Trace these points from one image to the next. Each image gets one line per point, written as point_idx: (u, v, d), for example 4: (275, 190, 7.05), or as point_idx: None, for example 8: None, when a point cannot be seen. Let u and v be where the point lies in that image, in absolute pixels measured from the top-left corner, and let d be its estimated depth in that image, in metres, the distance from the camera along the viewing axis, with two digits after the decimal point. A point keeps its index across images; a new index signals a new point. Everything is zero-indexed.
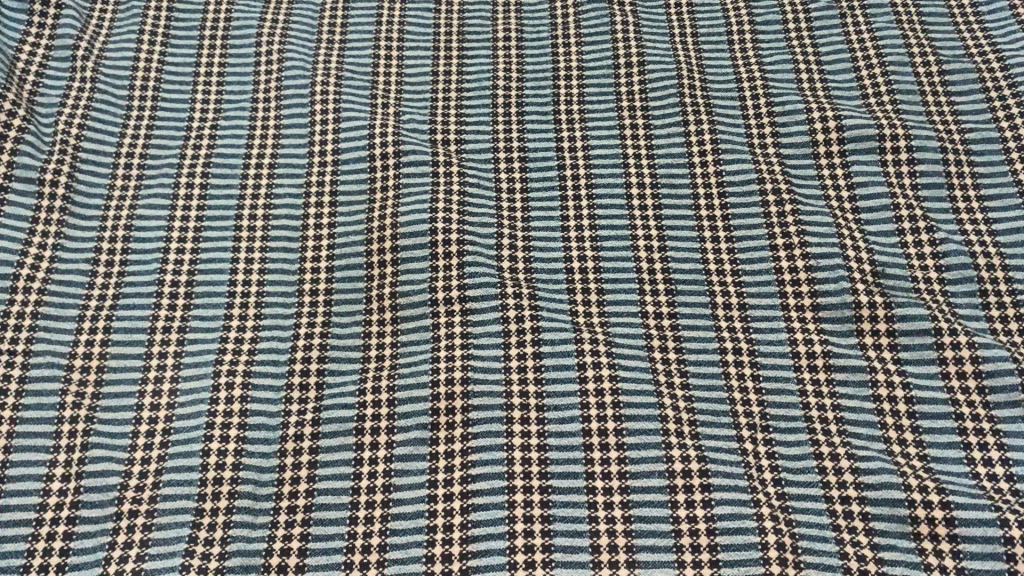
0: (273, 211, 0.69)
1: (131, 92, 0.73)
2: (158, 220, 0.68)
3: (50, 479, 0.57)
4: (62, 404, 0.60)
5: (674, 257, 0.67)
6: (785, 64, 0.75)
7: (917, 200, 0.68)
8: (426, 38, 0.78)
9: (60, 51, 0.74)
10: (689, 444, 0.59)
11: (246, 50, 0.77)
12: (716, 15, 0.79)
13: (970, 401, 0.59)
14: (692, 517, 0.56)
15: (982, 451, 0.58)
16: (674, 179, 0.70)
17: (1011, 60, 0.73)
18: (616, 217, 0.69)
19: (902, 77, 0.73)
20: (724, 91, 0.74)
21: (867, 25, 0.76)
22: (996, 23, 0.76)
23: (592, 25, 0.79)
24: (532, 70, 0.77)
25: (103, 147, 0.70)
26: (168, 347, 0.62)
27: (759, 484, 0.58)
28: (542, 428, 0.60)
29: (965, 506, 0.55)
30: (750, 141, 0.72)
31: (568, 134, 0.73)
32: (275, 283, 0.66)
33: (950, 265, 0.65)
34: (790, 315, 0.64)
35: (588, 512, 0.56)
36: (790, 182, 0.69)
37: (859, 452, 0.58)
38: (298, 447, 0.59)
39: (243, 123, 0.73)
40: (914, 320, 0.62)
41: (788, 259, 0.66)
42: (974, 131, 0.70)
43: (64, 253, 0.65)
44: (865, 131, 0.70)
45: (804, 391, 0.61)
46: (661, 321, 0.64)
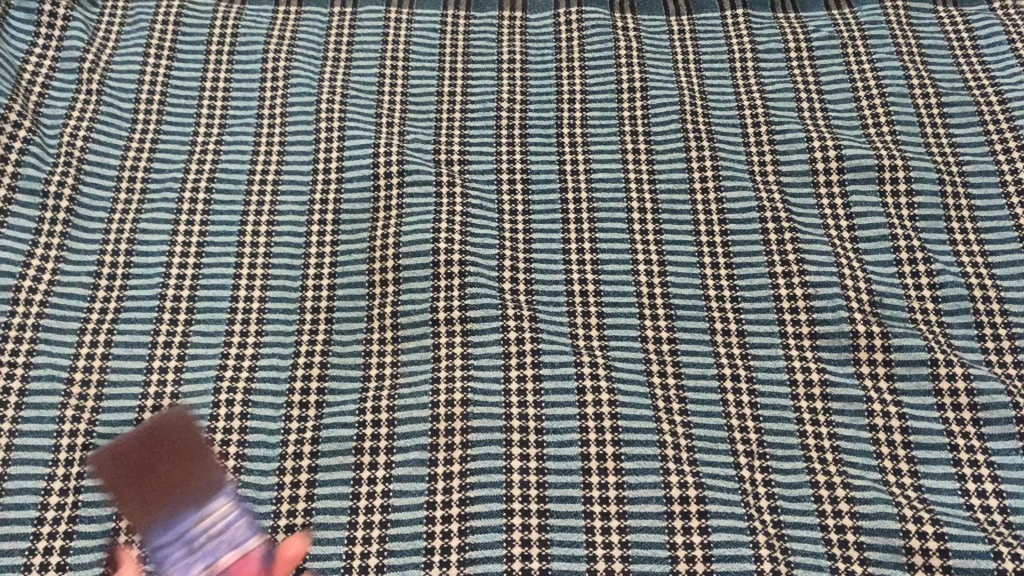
0: (276, 228, 0.69)
1: (137, 105, 0.74)
2: (161, 235, 0.68)
3: (48, 493, 0.57)
4: (62, 417, 0.60)
5: (673, 281, 0.68)
6: (787, 92, 0.76)
7: (915, 230, 0.68)
8: (431, 58, 0.79)
9: (66, 63, 0.74)
10: (687, 470, 0.59)
11: (252, 66, 0.77)
12: (718, 42, 0.80)
13: (965, 432, 0.60)
14: (689, 543, 0.56)
15: (976, 482, 0.58)
16: (675, 205, 0.71)
17: (1009, 94, 0.74)
18: (617, 240, 0.69)
19: (902, 109, 0.74)
20: (726, 119, 0.75)
21: (867, 57, 0.77)
22: (995, 56, 0.77)
23: (596, 49, 0.79)
24: (536, 93, 0.77)
25: (108, 160, 0.71)
26: (169, 363, 0.62)
27: (756, 511, 0.58)
28: (541, 450, 0.60)
29: (960, 538, 0.56)
30: (750, 168, 0.72)
31: (571, 157, 0.74)
32: (277, 300, 0.66)
33: (947, 297, 0.66)
34: (789, 343, 0.64)
35: (586, 537, 0.57)
36: (790, 211, 0.70)
37: (855, 481, 0.59)
38: (298, 465, 0.59)
39: (248, 139, 0.73)
40: (911, 350, 0.63)
41: (787, 287, 0.66)
42: (971, 164, 0.71)
43: (66, 266, 0.66)
44: (865, 162, 0.71)
45: (800, 420, 0.61)
46: (660, 346, 0.65)
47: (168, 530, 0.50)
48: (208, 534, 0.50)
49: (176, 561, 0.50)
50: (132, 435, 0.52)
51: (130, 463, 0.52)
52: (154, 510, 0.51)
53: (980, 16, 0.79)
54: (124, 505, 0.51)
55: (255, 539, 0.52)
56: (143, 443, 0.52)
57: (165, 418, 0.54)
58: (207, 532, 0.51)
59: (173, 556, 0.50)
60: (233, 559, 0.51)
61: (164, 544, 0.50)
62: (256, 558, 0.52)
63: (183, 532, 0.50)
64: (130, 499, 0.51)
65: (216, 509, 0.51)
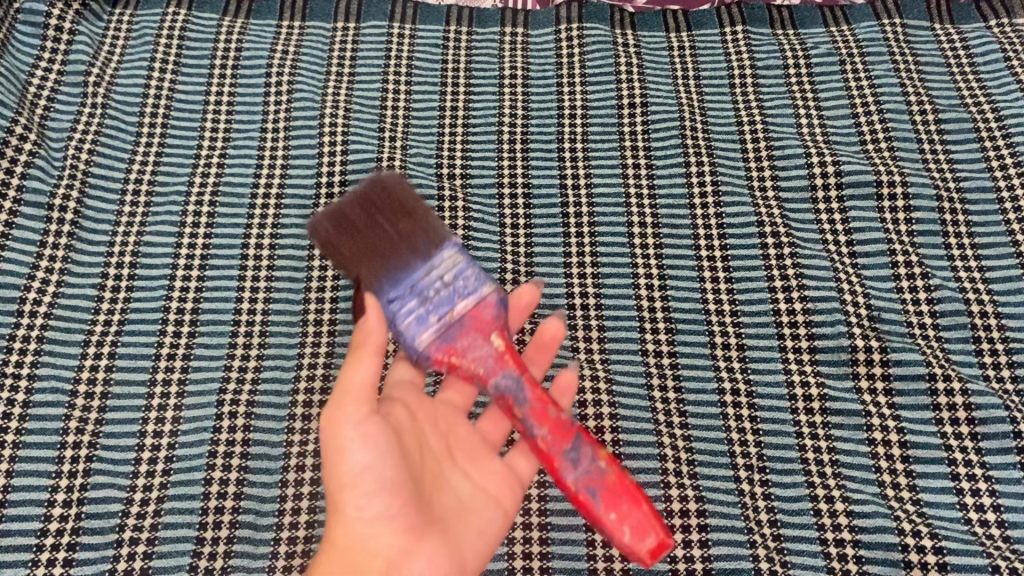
0: (279, 241, 0.70)
1: (142, 119, 0.74)
2: (165, 248, 0.68)
3: (51, 505, 0.57)
4: (65, 428, 0.60)
5: (674, 295, 0.68)
6: (786, 109, 0.77)
7: (913, 246, 0.69)
8: (434, 73, 0.79)
9: (72, 77, 0.75)
10: (687, 483, 0.60)
11: (256, 80, 0.78)
12: (718, 59, 0.80)
13: (964, 447, 0.61)
14: (690, 556, 0.57)
15: (974, 496, 0.59)
16: (675, 219, 0.72)
17: (1006, 112, 0.75)
18: (618, 255, 0.70)
19: (900, 125, 0.75)
20: (725, 134, 0.76)
21: (866, 74, 0.78)
22: (992, 74, 0.77)
23: (598, 65, 0.80)
24: (537, 109, 0.78)
25: (112, 173, 0.71)
26: (172, 375, 0.63)
27: (756, 524, 0.58)
28: (542, 465, 0.61)
29: (957, 552, 0.57)
30: (749, 184, 0.73)
31: (572, 172, 0.74)
32: (280, 312, 0.66)
33: (944, 311, 0.66)
34: (788, 357, 0.65)
35: (587, 550, 0.58)
36: (789, 226, 0.71)
37: (854, 495, 0.59)
38: (301, 478, 0.60)
39: (252, 153, 0.74)
40: (910, 365, 0.63)
41: (786, 301, 0.67)
42: (969, 180, 0.72)
43: (70, 278, 0.66)
44: (863, 178, 0.72)
45: (800, 433, 0.62)
46: (661, 359, 0.65)
47: (401, 283, 0.52)
48: (443, 284, 0.52)
49: (412, 312, 0.52)
50: (349, 197, 0.53)
51: (353, 226, 0.53)
52: (380, 262, 0.53)
53: (976, 34, 0.80)
54: (348, 263, 0.53)
55: (487, 287, 0.53)
56: (361, 203, 0.53)
57: (377, 180, 0.54)
58: (440, 280, 0.53)
59: (409, 307, 0.52)
60: (466, 308, 0.53)
61: (400, 295, 0.52)
62: (490, 306, 0.53)
63: (416, 283, 0.52)
64: (351, 260, 0.53)
65: (444, 258, 0.53)
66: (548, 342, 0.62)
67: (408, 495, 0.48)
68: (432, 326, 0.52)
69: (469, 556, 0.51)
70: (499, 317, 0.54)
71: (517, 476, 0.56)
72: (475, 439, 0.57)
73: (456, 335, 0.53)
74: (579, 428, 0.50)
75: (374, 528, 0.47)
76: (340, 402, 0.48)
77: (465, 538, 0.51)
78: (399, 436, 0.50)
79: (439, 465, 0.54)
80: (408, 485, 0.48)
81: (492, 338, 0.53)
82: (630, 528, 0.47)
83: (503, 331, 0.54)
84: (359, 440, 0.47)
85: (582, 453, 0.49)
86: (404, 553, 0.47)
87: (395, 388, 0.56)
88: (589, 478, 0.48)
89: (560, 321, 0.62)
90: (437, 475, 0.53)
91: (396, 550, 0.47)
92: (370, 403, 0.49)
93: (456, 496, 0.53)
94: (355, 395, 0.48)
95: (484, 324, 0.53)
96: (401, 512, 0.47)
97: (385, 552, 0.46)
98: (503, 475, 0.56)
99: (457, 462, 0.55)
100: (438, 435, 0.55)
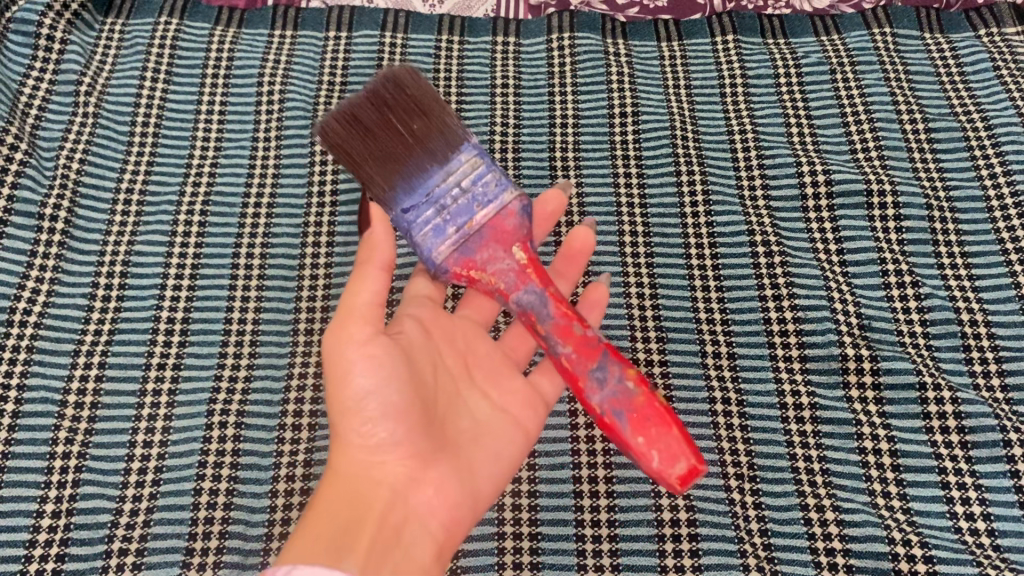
0: (270, 250, 0.70)
1: (133, 128, 0.74)
2: (156, 257, 0.68)
3: (40, 516, 0.57)
4: (55, 439, 0.60)
5: (665, 304, 0.68)
6: (776, 118, 0.77)
7: (903, 255, 0.69)
8: (425, 82, 0.79)
9: (63, 86, 0.75)
10: (678, 493, 0.60)
11: (247, 90, 0.78)
12: (709, 68, 0.81)
13: (954, 455, 0.61)
14: (680, 566, 0.57)
15: (964, 505, 0.59)
16: (666, 228, 0.72)
17: (995, 121, 0.75)
18: (609, 264, 0.70)
19: (890, 134, 0.75)
20: (716, 143, 0.76)
21: (856, 83, 0.78)
22: (981, 83, 0.78)
23: (589, 74, 0.80)
24: (529, 118, 0.78)
25: (103, 183, 0.71)
26: (162, 384, 0.63)
27: (746, 534, 0.58)
28: (533, 473, 0.61)
29: (947, 561, 0.57)
30: (740, 193, 0.73)
31: (563, 181, 0.74)
32: (271, 322, 0.66)
33: (935, 320, 0.66)
34: (779, 366, 0.65)
35: (577, 560, 0.57)
36: (780, 235, 0.71)
37: (845, 504, 0.59)
38: (291, 488, 0.60)
39: (243, 162, 0.74)
40: (900, 374, 0.63)
41: (776, 310, 0.67)
42: (958, 189, 0.72)
43: (61, 288, 0.66)
44: (854, 187, 0.72)
45: (790, 442, 0.62)
46: (652, 368, 0.65)
47: (416, 191, 0.54)
48: (461, 191, 0.53)
49: (429, 222, 0.53)
50: (361, 96, 0.55)
51: (366, 127, 0.54)
52: (396, 169, 0.54)
53: (966, 43, 0.80)
54: (361, 166, 0.54)
55: (507, 195, 0.54)
56: (374, 102, 0.55)
57: (391, 77, 0.55)
58: (456, 187, 0.54)
59: (425, 217, 0.53)
60: (487, 217, 0.53)
61: (416, 204, 0.54)
62: (511, 214, 0.54)
63: (433, 191, 0.54)
64: (363, 164, 0.54)
65: (460, 164, 0.54)
66: (578, 251, 0.65)
67: (413, 419, 0.51)
68: (451, 237, 0.53)
69: (479, 477, 0.54)
70: (522, 226, 0.54)
71: (539, 395, 0.59)
72: (497, 356, 0.60)
73: (476, 248, 0.53)
74: (605, 345, 0.51)
75: (377, 451, 0.51)
76: (344, 325, 0.51)
77: (476, 460, 0.55)
78: (407, 356, 0.54)
79: (453, 384, 0.57)
80: (413, 408, 0.51)
81: (515, 250, 0.53)
82: (658, 453, 0.48)
83: (526, 241, 0.54)
84: (365, 363, 0.51)
85: (609, 372, 0.50)
86: (406, 476, 0.51)
87: (417, 302, 0.59)
88: (615, 400, 0.49)
89: (590, 231, 0.65)
90: (450, 398, 0.56)
91: (398, 474, 0.51)
92: (376, 323, 0.52)
93: (470, 416, 0.56)
94: (359, 317, 0.51)
95: (506, 237, 0.53)
96: (405, 435, 0.51)
97: (387, 475, 0.50)
98: (523, 394, 0.59)
99: (475, 379, 0.58)
100: (456, 353, 0.58)
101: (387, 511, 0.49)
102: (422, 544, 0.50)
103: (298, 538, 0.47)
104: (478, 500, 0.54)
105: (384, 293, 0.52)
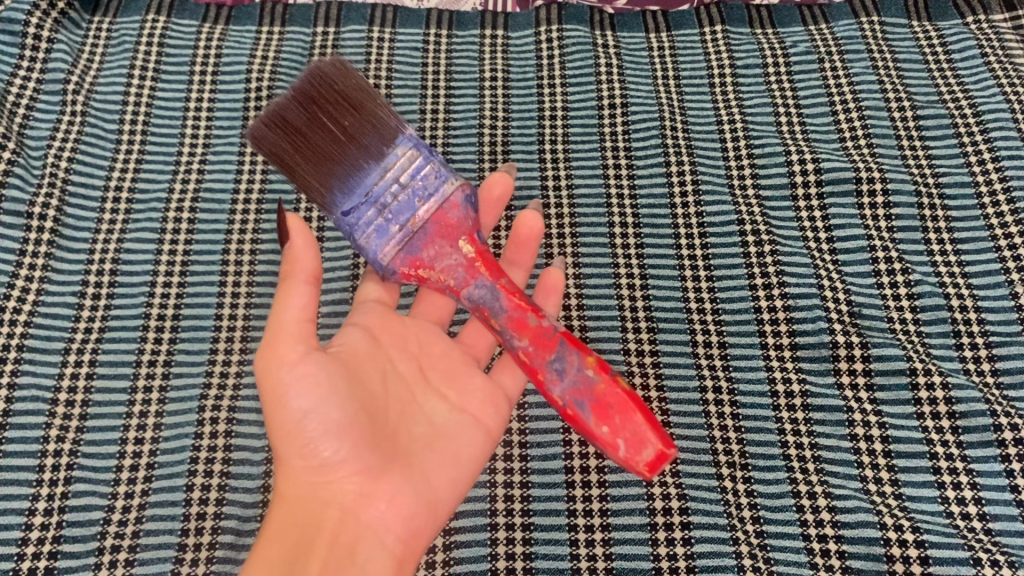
0: (260, 246, 0.70)
1: (121, 126, 0.74)
2: (145, 254, 0.68)
3: (32, 514, 0.57)
4: (46, 436, 0.60)
5: (655, 295, 0.68)
6: (765, 107, 0.77)
7: (893, 241, 0.69)
8: (414, 76, 0.79)
9: (51, 85, 0.75)
10: (670, 482, 0.60)
11: (236, 86, 0.78)
12: (698, 58, 0.81)
13: (945, 440, 0.61)
14: (672, 554, 0.57)
15: (955, 490, 0.59)
16: (656, 219, 0.72)
17: (983, 108, 0.75)
18: (600, 255, 0.70)
19: (878, 122, 0.75)
20: (705, 134, 0.76)
21: (844, 72, 0.78)
22: (969, 70, 0.78)
23: (577, 67, 0.80)
24: (518, 111, 0.78)
25: (92, 180, 0.71)
26: (153, 381, 0.63)
27: (739, 521, 0.59)
28: (525, 464, 0.61)
29: (939, 545, 0.57)
30: (730, 183, 0.73)
31: (553, 173, 0.74)
32: (261, 318, 0.67)
33: (924, 306, 0.66)
34: (769, 354, 0.65)
35: (570, 550, 0.57)
36: (770, 224, 0.71)
37: (836, 490, 0.59)
38: None
39: (232, 158, 0.74)
40: (891, 360, 0.63)
41: (767, 298, 0.67)
42: (947, 176, 0.72)
43: (51, 286, 0.66)
44: (843, 175, 0.72)
45: (782, 429, 0.62)
46: (642, 358, 0.65)
47: (354, 191, 0.54)
48: (400, 187, 0.53)
49: (371, 222, 0.53)
50: (287, 95, 0.54)
51: (296, 128, 0.54)
52: (330, 172, 0.54)
53: (953, 30, 0.80)
54: (296, 168, 0.54)
55: (448, 186, 0.54)
56: (300, 102, 0.54)
57: (316, 73, 0.54)
58: (394, 183, 0.53)
59: (367, 218, 0.53)
60: (429, 212, 0.53)
61: (356, 205, 0.54)
62: (454, 206, 0.54)
63: (372, 190, 0.53)
64: (297, 166, 0.54)
65: (395, 159, 0.54)
66: (527, 237, 0.65)
67: (356, 435, 0.52)
68: (395, 237, 0.53)
69: (436, 484, 0.54)
70: (466, 218, 0.54)
71: (499, 392, 0.59)
72: (452, 356, 0.60)
73: (422, 246, 0.54)
74: (561, 334, 0.51)
75: (324, 470, 0.51)
76: (276, 345, 0.52)
77: (431, 467, 0.54)
78: (347, 370, 0.54)
79: (406, 390, 0.57)
80: (355, 424, 0.52)
81: (462, 245, 0.54)
82: (624, 441, 0.49)
83: (472, 233, 0.55)
84: (299, 383, 0.51)
85: (568, 363, 0.51)
86: (358, 494, 0.51)
87: (364, 311, 0.59)
88: (575, 390, 0.50)
89: (536, 215, 0.65)
90: (402, 406, 0.56)
91: (350, 491, 0.51)
92: (307, 341, 0.52)
93: (425, 422, 0.56)
94: (289, 334, 0.52)
95: (451, 232, 0.54)
96: (349, 452, 0.51)
97: (338, 493, 0.51)
98: (480, 393, 0.58)
99: (432, 383, 0.58)
100: (410, 359, 0.58)
101: (339, 529, 0.50)
102: (380, 560, 0.50)
103: (250, 567, 0.48)
104: (438, 507, 0.54)
105: (312, 304, 0.53)
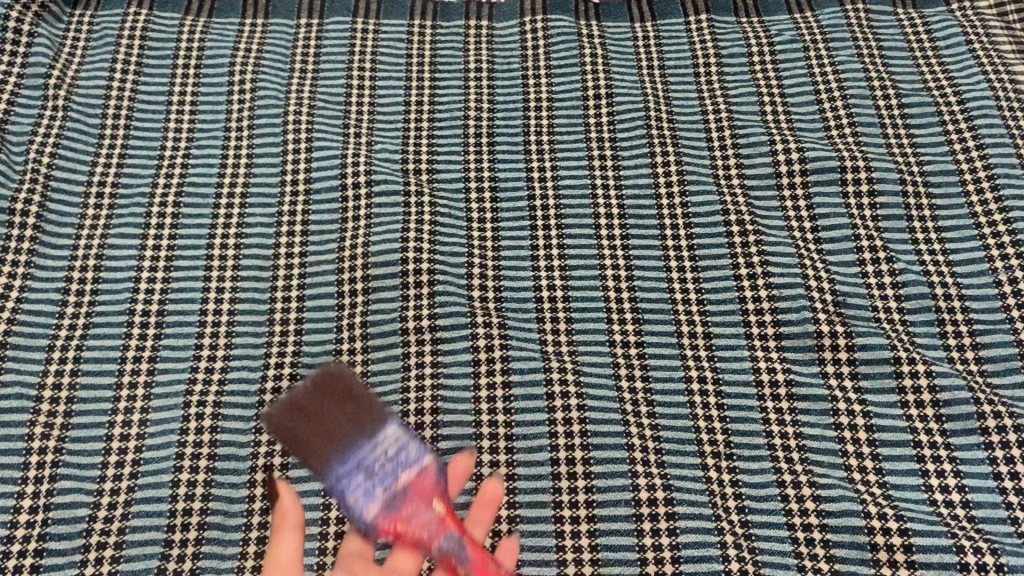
0: (244, 240, 0.69)
1: (104, 121, 0.74)
2: (129, 250, 0.68)
3: (17, 511, 0.57)
4: (30, 434, 0.60)
5: (640, 285, 0.68)
6: (751, 97, 0.77)
7: (878, 230, 0.69)
8: (398, 68, 0.79)
9: (32, 79, 0.74)
10: (655, 472, 0.60)
11: (219, 79, 0.77)
12: (683, 48, 0.80)
13: (928, 428, 0.61)
14: (658, 544, 0.58)
15: (939, 477, 0.59)
16: (641, 210, 0.72)
17: (968, 95, 0.75)
18: (585, 246, 0.70)
19: (863, 111, 0.75)
20: (691, 123, 0.76)
21: (829, 60, 0.78)
22: (954, 58, 0.78)
23: (562, 57, 0.80)
24: (503, 102, 0.78)
25: (75, 177, 0.71)
26: (138, 377, 0.63)
27: (723, 511, 0.59)
28: (511, 457, 0.61)
29: (923, 533, 0.57)
30: (715, 173, 0.73)
31: (538, 163, 0.74)
32: (246, 313, 0.66)
33: (909, 294, 0.67)
34: (754, 344, 0.65)
35: (556, 541, 0.58)
36: (755, 214, 0.71)
37: (821, 479, 0.60)
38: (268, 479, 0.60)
39: (216, 152, 0.73)
40: (875, 349, 0.64)
41: (752, 289, 0.67)
42: (932, 164, 0.72)
43: (34, 284, 0.66)
44: (827, 164, 0.72)
45: (767, 419, 0.62)
46: (628, 348, 0.65)
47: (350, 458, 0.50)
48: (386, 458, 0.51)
49: (359, 485, 0.50)
50: (302, 386, 0.52)
51: (308, 414, 0.51)
52: (335, 445, 0.50)
53: (938, 17, 0.80)
54: (298, 426, 0.51)
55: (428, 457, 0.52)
56: (315, 394, 0.52)
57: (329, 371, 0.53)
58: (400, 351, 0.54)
59: (356, 482, 0.50)
60: (410, 477, 0.51)
61: (347, 470, 0.50)
62: (432, 473, 0.51)
63: (363, 457, 0.50)
64: (308, 442, 0.50)
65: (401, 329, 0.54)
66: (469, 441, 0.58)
67: None
68: (380, 497, 0.50)
69: None
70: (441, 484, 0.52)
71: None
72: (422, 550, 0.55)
73: (402, 504, 0.50)
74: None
75: None
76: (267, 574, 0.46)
77: None
78: None
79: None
80: None
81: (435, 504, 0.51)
82: None
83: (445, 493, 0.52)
84: None
85: None
86: None
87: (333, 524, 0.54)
88: None
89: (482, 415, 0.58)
90: None
91: None
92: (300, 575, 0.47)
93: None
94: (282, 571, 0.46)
95: (426, 491, 0.51)
96: None
97: None
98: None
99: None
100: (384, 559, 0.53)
101: None
102: None
103: None
104: None
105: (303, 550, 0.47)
